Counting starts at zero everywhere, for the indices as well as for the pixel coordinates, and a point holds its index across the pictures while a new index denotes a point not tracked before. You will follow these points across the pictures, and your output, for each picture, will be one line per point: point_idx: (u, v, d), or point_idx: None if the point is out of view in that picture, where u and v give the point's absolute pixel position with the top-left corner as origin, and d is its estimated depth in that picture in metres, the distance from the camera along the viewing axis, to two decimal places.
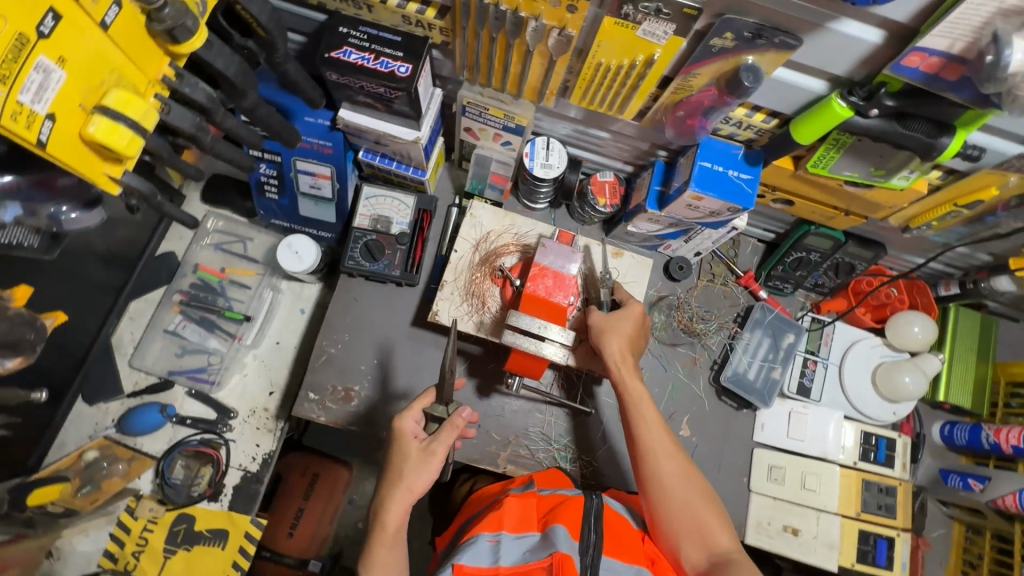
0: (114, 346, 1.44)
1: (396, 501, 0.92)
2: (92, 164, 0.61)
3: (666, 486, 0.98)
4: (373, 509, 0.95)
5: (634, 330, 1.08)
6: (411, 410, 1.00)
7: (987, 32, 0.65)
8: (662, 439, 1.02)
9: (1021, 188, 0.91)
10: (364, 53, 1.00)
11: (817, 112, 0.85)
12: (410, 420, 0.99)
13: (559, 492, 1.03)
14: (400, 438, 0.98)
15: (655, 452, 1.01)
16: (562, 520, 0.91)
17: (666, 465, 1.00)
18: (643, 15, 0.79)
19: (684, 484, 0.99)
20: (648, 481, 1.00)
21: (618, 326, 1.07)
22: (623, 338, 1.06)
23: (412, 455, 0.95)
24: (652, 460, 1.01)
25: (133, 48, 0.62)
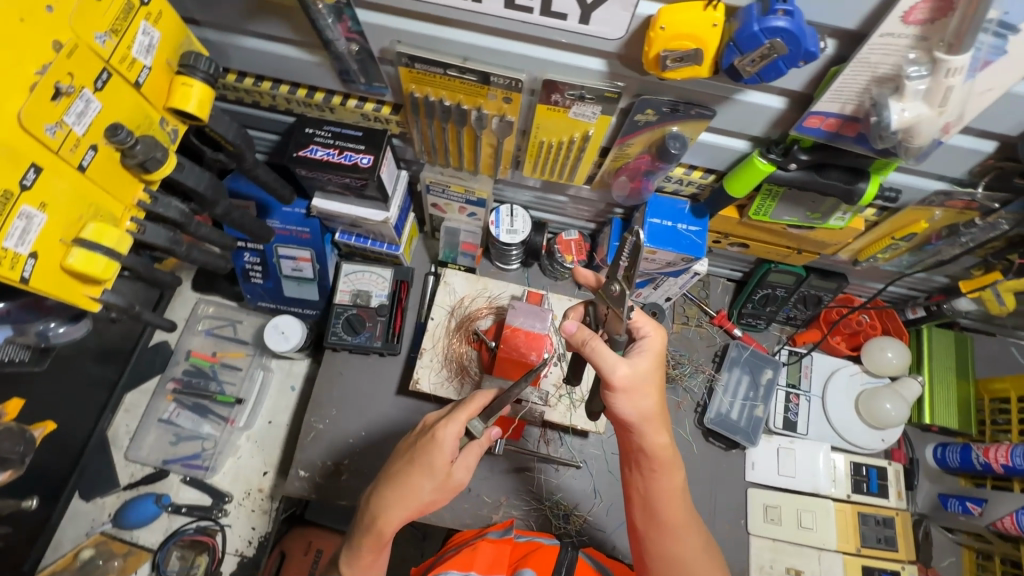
0: (110, 441, 1.48)
1: (401, 514, 0.89)
2: (73, 289, 0.68)
3: (681, 567, 0.88)
4: (371, 510, 0.90)
5: (657, 391, 0.85)
6: (457, 419, 0.89)
7: (867, 96, 0.72)
8: (679, 511, 0.89)
9: (947, 220, 0.97)
10: (330, 150, 1.07)
11: (742, 168, 0.92)
12: (452, 433, 0.89)
13: (536, 538, 1.05)
14: (437, 447, 0.88)
15: (673, 528, 0.89)
16: (532, 565, 0.94)
17: (685, 542, 0.89)
18: (570, 101, 0.87)
19: (703, 565, 0.89)
20: (658, 556, 0.90)
21: (641, 389, 0.82)
22: (644, 405, 0.84)
23: (437, 478, 0.89)
24: (667, 537, 0.89)
25: (108, 182, 0.70)
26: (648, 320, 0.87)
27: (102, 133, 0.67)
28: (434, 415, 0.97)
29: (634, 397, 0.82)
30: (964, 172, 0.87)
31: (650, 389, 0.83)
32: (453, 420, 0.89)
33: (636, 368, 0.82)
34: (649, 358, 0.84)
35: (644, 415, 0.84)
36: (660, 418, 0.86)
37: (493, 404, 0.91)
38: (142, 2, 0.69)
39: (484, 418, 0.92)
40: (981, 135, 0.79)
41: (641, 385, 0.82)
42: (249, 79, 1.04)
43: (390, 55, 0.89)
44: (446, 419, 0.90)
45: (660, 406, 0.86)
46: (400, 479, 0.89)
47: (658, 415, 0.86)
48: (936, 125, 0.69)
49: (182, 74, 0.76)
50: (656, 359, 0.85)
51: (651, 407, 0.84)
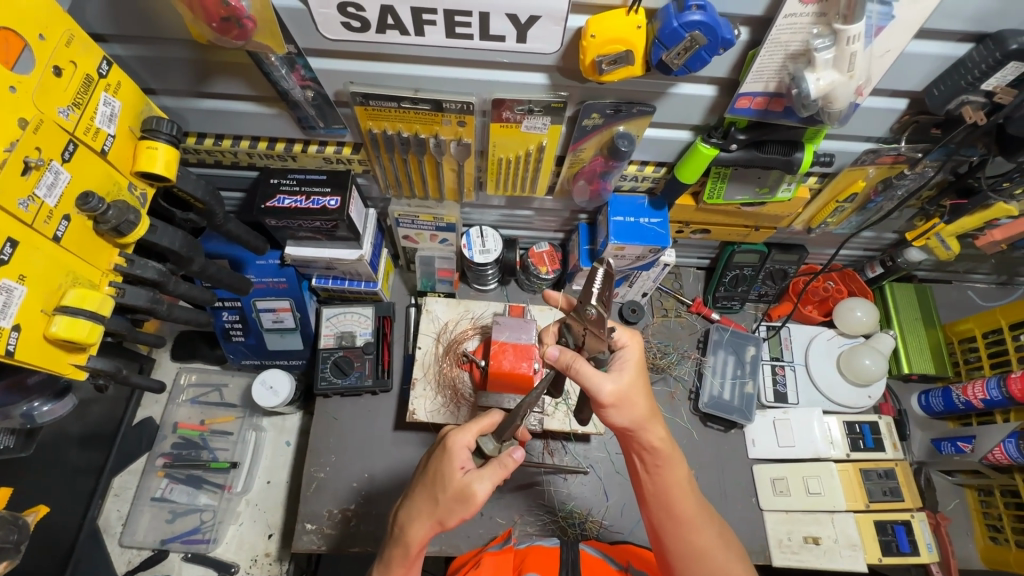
0: (102, 529, 1.41)
1: (425, 523, 0.87)
2: (58, 358, 0.70)
3: (705, 559, 0.89)
4: (400, 520, 0.90)
5: (645, 392, 0.89)
6: (468, 428, 0.89)
7: (786, 72, 0.79)
8: (690, 504, 0.91)
9: (882, 176, 1.05)
10: (297, 197, 1.09)
11: (689, 156, 0.98)
12: (462, 439, 0.88)
13: (536, 542, 1.04)
14: (448, 454, 0.87)
15: (688, 521, 0.90)
16: (536, 569, 0.94)
17: (702, 534, 0.90)
18: (521, 115, 0.93)
19: (725, 555, 0.89)
20: (681, 552, 0.91)
21: (629, 399, 0.87)
22: (637, 409, 0.88)
23: (451, 488, 0.85)
24: (682, 531, 0.90)
25: (84, 249, 0.72)
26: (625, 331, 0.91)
27: (73, 202, 0.69)
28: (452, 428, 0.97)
29: (623, 407, 0.87)
30: (886, 131, 0.95)
31: (638, 390, 0.88)
32: (463, 429, 0.89)
33: (621, 381, 0.86)
34: (631, 371, 0.89)
35: (638, 418, 0.88)
36: (654, 416, 0.89)
37: (505, 420, 0.89)
38: (100, 76, 0.72)
39: (496, 436, 0.90)
40: (892, 95, 0.88)
41: (630, 396, 0.87)
42: (209, 140, 1.07)
43: (344, 97, 0.94)
44: (458, 429, 0.90)
45: (652, 407, 0.89)
46: (421, 487, 0.89)
47: (652, 415, 0.89)
48: (850, 89, 0.77)
49: (146, 139, 0.79)
50: (636, 369, 0.89)
51: (643, 411, 0.88)
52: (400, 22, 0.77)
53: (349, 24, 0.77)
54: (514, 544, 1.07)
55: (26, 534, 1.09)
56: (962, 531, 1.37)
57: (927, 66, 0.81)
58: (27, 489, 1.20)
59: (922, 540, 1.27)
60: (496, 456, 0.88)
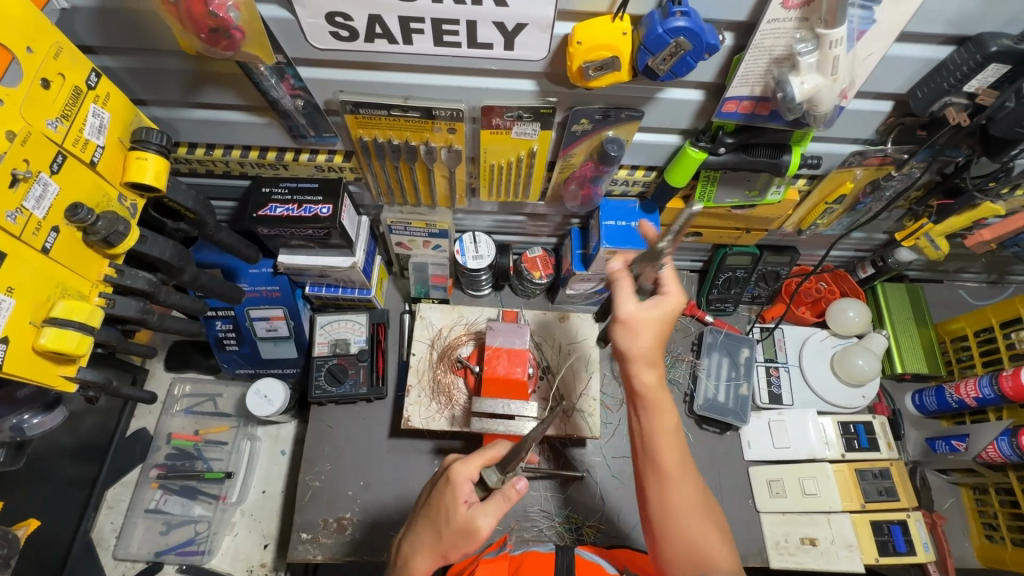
0: (96, 543, 1.40)
1: (429, 557, 0.86)
2: (47, 370, 0.70)
3: (678, 516, 0.86)
4: (403, 551, 0.90)
5: (655, 329, 0.90)
6: (471, 461, 0.89)
7: (770, 77, 0.80)
8: (672, 456, 0.88)
9: (869, 177, 1.06)
10: (288, 206, 1.10)
11: (678, 160, 0.99)
12: (464, 472, 0.88)
13: (531, 548, 1.03)
14: (452, 487, 0.87)
15: (669, 473, 0.88)
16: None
17: (679, 487, 0.87)
18: (511, 122, 0.94)
19: (700, 515, 0.86)
20: (657, 505, 0.88)
21: (638, 328, 0.90)
22: (637, 339, 0.90)
23: (454, 523, 0.85)
24: (661, 481, 0.88)
25: (73, 261, 0.72)
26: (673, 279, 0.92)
27: (62, 214, 0.69)
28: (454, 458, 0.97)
29: (628, 332, 0.90)
30: (872, 133, 0.96)
31: (652, 322, 0.90)
32: (466, 461, 0.89)
33: (637, 310, 0.90)
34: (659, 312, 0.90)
35: (638, 352, 0.90)
36: (655, 354, 0.91)
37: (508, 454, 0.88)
38: (89, 88, 0.73)
39: (500, 468, 0.89)
40: (877, 97, 0.89)
41: (642, 325, 0.90)
42: (200, 150, 1.07)
43: (334, 105, 0.94)
44: (460, 460, 0.90)
45: (654, 348, 0.90)
46: (425, 520, 0.89)
47: (653, 353, 0.90)
48: (834, 92, 0.77)
49: (135, 150, 0.79)
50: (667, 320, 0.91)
51: (643, 345, 0.90)
52: (388, 30, 0.78)
53: (338, 34, 0.78)
54: (509, 550, 1.05)
55: (15, 547, 1.08)
56: (959, 530, 1.37)
57: (910, 69, 0.82)
58: (19, 502, 1.19)
59: (919, 540, 1.27)
60: (499, 490, 0.88)
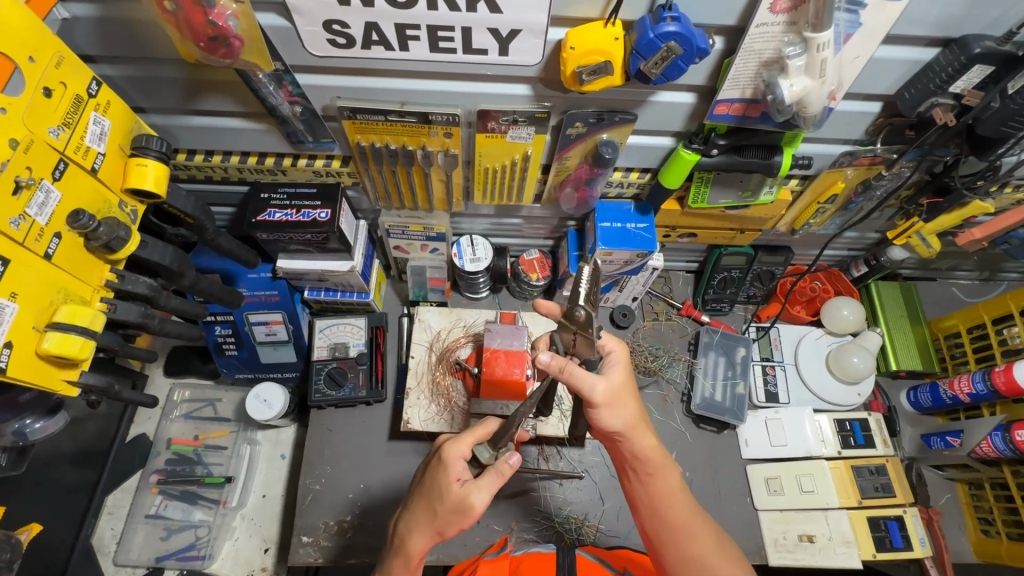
0: (96, 549, 1.40)
1: (424, 534, 0.87)
2: (50, 374, 0.71)
3: (699, 564, 0.87)
4: (399, 531, 0.90)
5: (632, 400, 0.92)
6: (463, 440, 0.89)
7: (760, 79, 0.82)
8: (682, 511, 0.90)
9: (860, 177, 1.08)
10: (287, 211, 1.11)
11: (672, 162, 1.00)
12: (457, 450, 0.88)
13: (531, 549, 1.04)
14: (444, 467, 0.87)
15: (684, 527, 0.89)
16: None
17: (696, 540, 0.89)
18: (506, 126, 0.95)
19: (722, 560, 0.87)
20: (677, 561, 0.89)
21: (620, 401, 0.90)
22: (624, 412, 0.90)
23: (448, 500, 0.85)
24: (675, 535, 0.90)
25: (75, 266, 0.73)
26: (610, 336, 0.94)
27: (64, 220, 0.70)
28: (446, 437, 0.97)
29: (615, 407, 0.89)
30: (862, 133, 0.98)
31: (626, 391, 0.91)
32: (458, 440, 0.89)
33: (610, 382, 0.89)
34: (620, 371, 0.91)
35: (628, 422, 0.90)
36: (643, 424, 0.92)
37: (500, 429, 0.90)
38: (90, 96, 0.74)
39: (492, 444, 0.90)
40: (865, 98, 0.90)
41: (620, 397, 0.90)
42: (199, 156, 1.08)
43: (331, 111, 0.95)
44: (452, 440, 0.90)
45: (640, 413, 0.92)
46: (420, 498, 0.89)
47: (639, 419, 0.92)
48: (822, 94, 0.79)
49: (136, 157, 0.80)
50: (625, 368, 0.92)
51: (631, 416, 0.91)
52: (384, 38, 0.79)
53: (334, 41, 0.79)
54: (510, 551, 1.06)
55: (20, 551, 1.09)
56: (955, 526, 1.38)
57: (896, 70, 0.83)
58: (19, 509, 1.19)
59: (916, 536, 1.28)
60: (492, 466, 0.89)
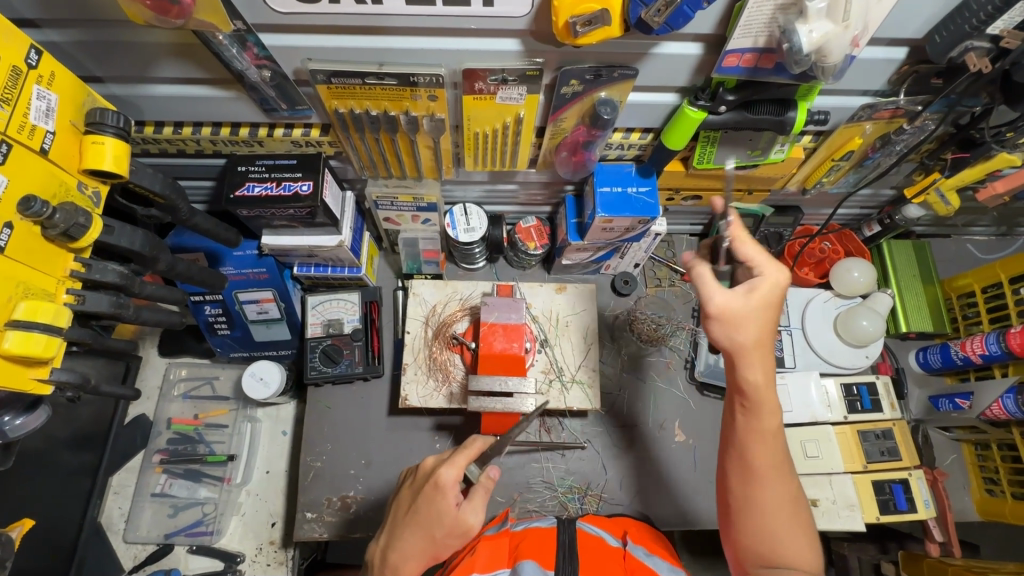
0: (106, 527, 1.42)
1: (419, 560, 0.85)
2: (17, 374, 0.69)
3: (762, 510, 0.82)
4: (389, 560, 0.86)
5: (771, 316, 0.84)
6: (456, 462, 0.86)
7: (776, 25, 0.73)
8: (768, 454, 0.83)
9: (879, 131, 1.00)
10: (266, 184, 1.04)
11: (675, 120, 0.93)
12: (453, 474, 0.85)
13: (532, 524, 1.03)
14: (440, 492, 0.84)
15: (760, 466, 0.83)
16: (532, 556, 0.90)
17: (772, 481, 0.82)
18: (495, 86, 0.87)
19: (786, 517, 0.81)
20: (744, 492, 0.84)
21: (742, 320, 0.83)
22: (751, 314, 0.83)
23: (448, 524, 0.83)
24: (747, 477, 0.83)
25: (33, 257, 0.69)
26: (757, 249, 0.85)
27: (14, 208, 0.66)
28: (433, 460, 0.93)
29: (733, 326, 0.83)
30: (885, 83, 0.90)
31: (776, 302, 0.83)
32: (452, 463, 0.86)
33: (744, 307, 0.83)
34: (762, 296, 0.83)
35: (745, 348, 0.83)
36: (766, 347, 0.84)
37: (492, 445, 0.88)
38: (30, 67, 0.67)
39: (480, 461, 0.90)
40: (891, 44, 0.82)
41: (743, 317, 0.83)
42: (168, 128, 1.01)
43: (304, 75, 0.87)
44: (445, 463, 0.87)
45: (761, 344, 0.83)
46: (412, 525, 0.85)
47: (756, 353, 0.83)
48: (846, 40, 0.71)
49: (91, 133, 0.74)
50: (772, 295, 0.83)
51: (751, 337, 0.83)
52: None
53: None
54: (512, 526, 1.06)
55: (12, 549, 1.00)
56: (959, 485, 1.38)
57: (928, 11, 0.75)
58: (21, 495, 1.19)
59: (920, 497, 1.27)
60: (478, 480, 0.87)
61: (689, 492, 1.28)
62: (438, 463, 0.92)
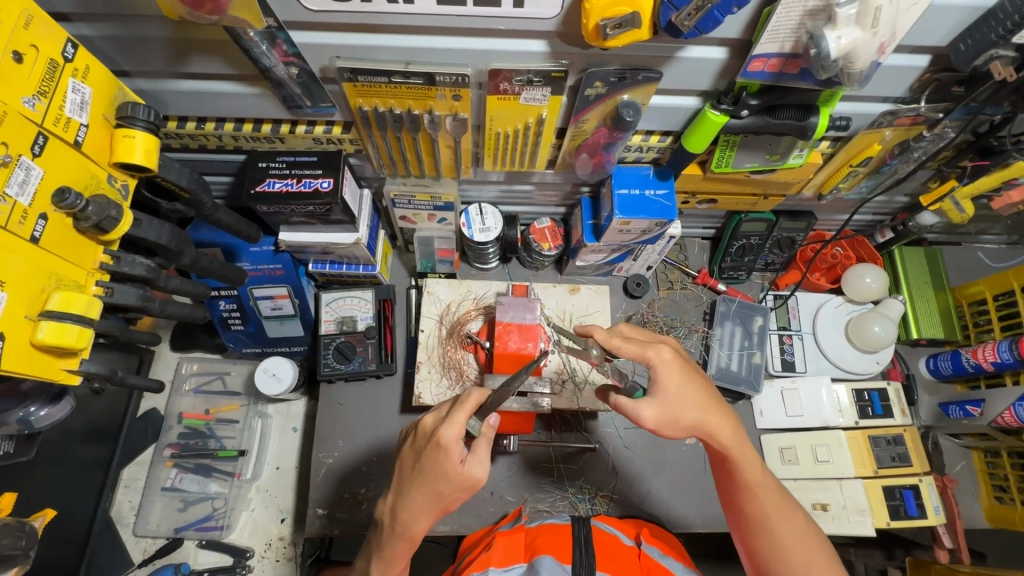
0: (116, 520, 1.42)
1: (427, 516, 0.86)
2: (49, 364, 0.69)
3: (786, 553, 0.84)
4: (399, 518, 0.87)
5: (696, 386, 0.86)
6: (456, 419, 0.84)
7: (803, 31, 0.74)
8: (764, 501, 0.86)
9: (899, 138, 1.01)
10: (287, 181, 1.05)
11: (697, 124, 0.93)
12: (454, 433, 0.82)
13: (547, 521, 1.04)
14: (443, 450, 0.82)
15: (757, 516, 0.86)
16: (549, 550, 0.91)
17: (775, 529, 0.85)
18: (520, 87, 0.87)
19: (806, 548, 0.84)
20: (763, 550, 0.87)
21: (680, 399, 0.85)
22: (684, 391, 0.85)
23: (453, 479, 0.83)
24: (759, 526, 0.86)
25: (65, 248, 0.70)
26: (631, 348, 0.87)
27: (49, 200, 0.67)
28: (430, 417, 0.90)
29: (677, 415, 0.84)
30: (905, 91, 0.90)
31: (683, 380, 0.85)
32: (451, 422, 0.83)
33: (658, 400, 0.84)
34: (672, 383, 0.85)
35: (699, 412, 0.85)
36: (716, 407, 0.86)
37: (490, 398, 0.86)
38: (66, 60, 0.68)
39: (480, 415, 0.87)
40: (914, 51, 0.83)
41: (679, 393, 0.85)
42: (191, 123, 1.01)
43: (330, 73, 0.88)
44: (444, 422, 0.84)
45: (708, 400, 0.86)
46: (420, 484, 0.85)
47: (710, 407, 0.86)
48: (873, 47, 0.72)
49: (122, 127, 0.75)
50: (676, 375, 0.85)
51: (699, 406, 0.85)
52: None
53: None
54: (526, 524, 1.07)
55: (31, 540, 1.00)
56: (968, 492, 1.38)
57: (954, 19, 0.75)
58: (35, 487, 1.19)
59: (930, 504, 1.27)
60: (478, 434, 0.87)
61: (700, 493, 1.29)
62: (437, 421, 0.89)
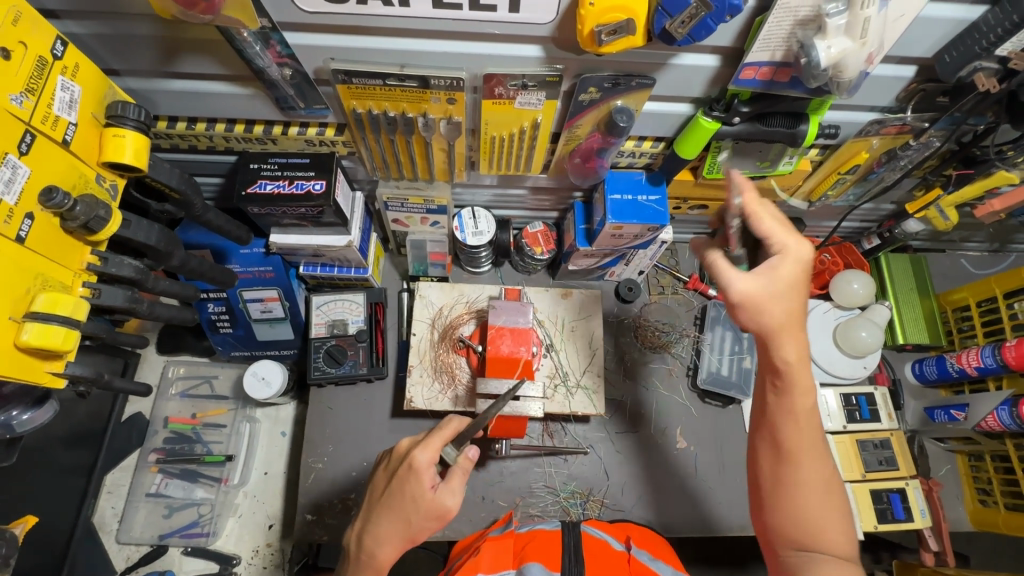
0: (98, 527, 1.39)
1: (394, 545, 0.84)
2: (33, 367, 0.68)
3: (802, 490, 0.81)
4: (365, 544, 0.85)
5: (798, 294, 0.79)
6: (430, 444, 0.85)
7: (794, 40, 0.75)
8: (806, 434, 0.81)
9: (886, 146, 1.03)
10: (278, 182, 1.04)
11: (689, 130, 0.94)
12: (427, 457, 0.84)
13: (536, 527, 1.03)
14: (415, 474, 0.84)
15: (796, 447, 0.81)
16: (538, 557, 0.91)
17: (807, 467, 0.81)
18: (514, 91, 0.88)
19: (823, 495, 0.81)
20: (775, 485, 0.83)
21: (776, 295, 0.78)
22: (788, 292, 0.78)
23: (422, 507, 0.83)
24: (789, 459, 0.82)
25: (51, 249, 0.69)
26: (774, 226, 0.78)
27: (36, 199, 0.66)
28: (407, 441, 0.92)
29: (757, 314, 0.79)
30: (892, 100, 0.92)
31: (800, 272, 0.79)
32: (426, 445, 0.85)
33: (767, 284, 0.78)
34: (788, 275, 0.78)
35: (781, 323, 0.79)
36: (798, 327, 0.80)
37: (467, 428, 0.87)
38: (55, 58, 0.67)
39: (456, 443, 0.89)
40: (901, 62, 0.84)
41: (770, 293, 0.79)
42: (182, 123, 1.00)
43: (325, 74, 0.88)
44: (419, 446, 0.86)
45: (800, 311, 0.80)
46: (387, 510, 0.84)
47: (795, 322, 0.80)
48: (862, 56, 0.73)
49: (112, 126, 0.74)
50: (797, 272, 0.78)
51: (782, 318, 0.79)
52: None
53: None
54: (516, 529, 1.07)
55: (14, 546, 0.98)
56: (953, 495, 1.40)
57: (939, 31, 0.77)
58: (16, 492, 1.16)
59: (916, 506, 1.29)
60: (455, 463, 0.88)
61: (691, 497, 1.29)
62: (413, 445, 0.90)
